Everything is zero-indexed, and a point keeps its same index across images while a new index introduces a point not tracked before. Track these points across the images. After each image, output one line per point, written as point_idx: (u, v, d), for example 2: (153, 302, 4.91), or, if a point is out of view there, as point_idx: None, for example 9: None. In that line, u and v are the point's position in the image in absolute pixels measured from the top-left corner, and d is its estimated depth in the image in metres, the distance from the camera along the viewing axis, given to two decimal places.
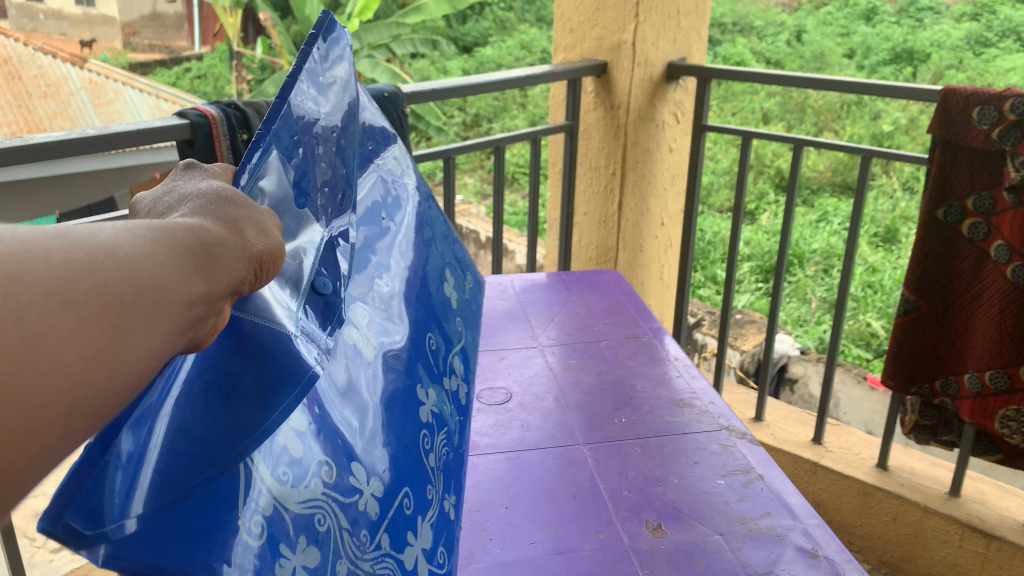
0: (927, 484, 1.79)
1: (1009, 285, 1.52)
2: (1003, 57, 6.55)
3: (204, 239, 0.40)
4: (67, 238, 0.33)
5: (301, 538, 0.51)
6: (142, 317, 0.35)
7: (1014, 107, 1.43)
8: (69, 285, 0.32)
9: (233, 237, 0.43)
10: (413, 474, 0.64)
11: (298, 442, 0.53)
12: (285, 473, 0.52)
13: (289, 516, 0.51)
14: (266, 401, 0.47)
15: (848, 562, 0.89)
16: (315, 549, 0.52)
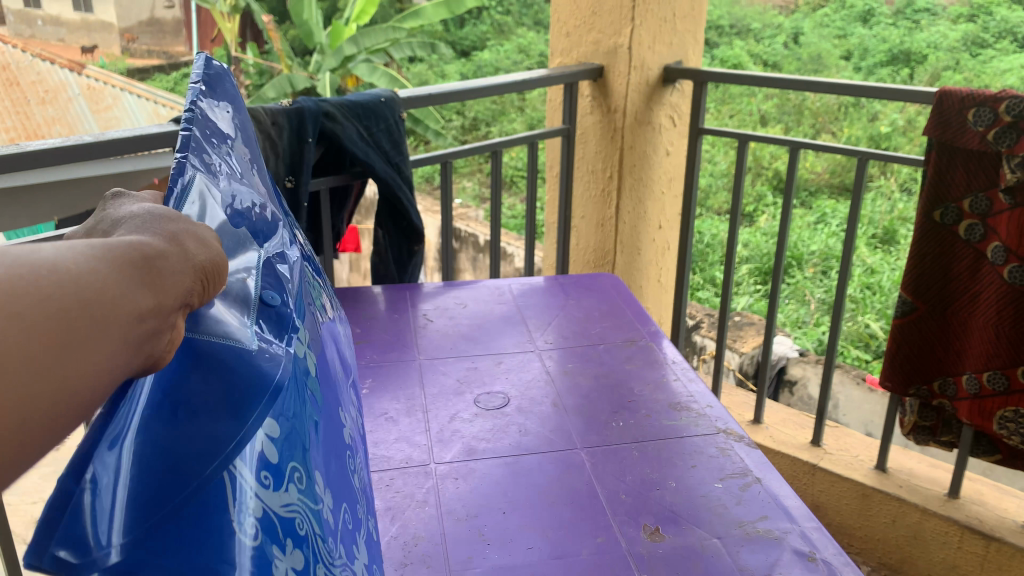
0: (926, 486, 1.79)
1: (1006, 287, 1.53)
2: (1000, 58, 6.56)
3: (142, 254, 0.43)
4: (6, 261, 0.37)
5: (287, 540, 0.52)
6: (81, 330, 0.38)
7: (1009, 109, 1.42)
8: (9, 302, 0.36)
9: (172, 249, 0.45)
10: (348, 489, 0.64)
11: (274, 447, 0.53)
12: (265, 478, 0.51)
13: (275, 516, 0.51)
14: (238, 415, 0.49)
15: (845, 565, 0.89)
16: (301, 548, 0.52)
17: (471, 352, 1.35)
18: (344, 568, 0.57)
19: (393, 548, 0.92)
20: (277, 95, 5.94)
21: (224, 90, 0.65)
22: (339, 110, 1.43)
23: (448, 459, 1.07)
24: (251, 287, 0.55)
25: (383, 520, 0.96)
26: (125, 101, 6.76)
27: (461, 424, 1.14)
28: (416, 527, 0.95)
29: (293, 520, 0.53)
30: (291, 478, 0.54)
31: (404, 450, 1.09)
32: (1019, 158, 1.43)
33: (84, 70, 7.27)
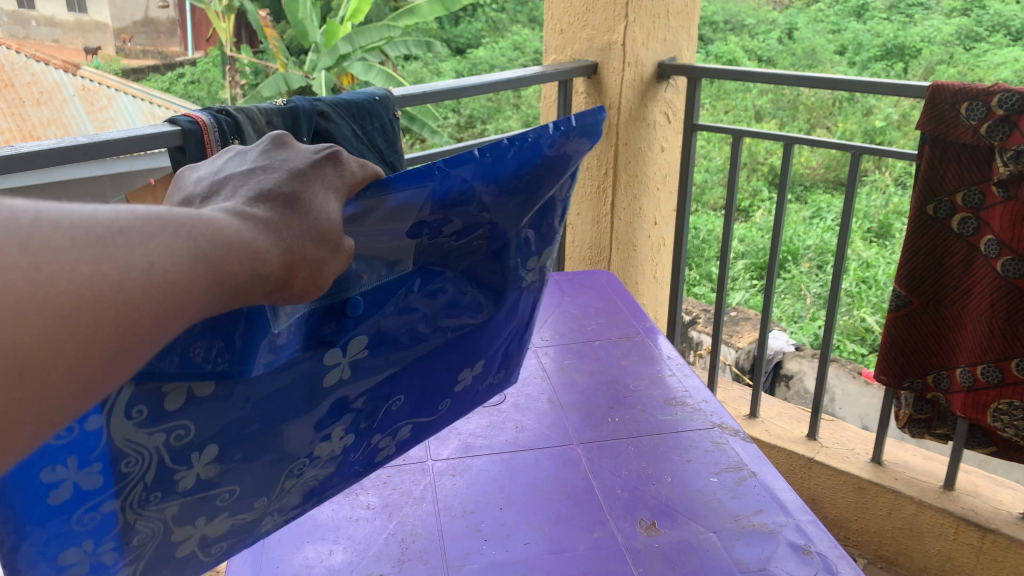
0: (921, 478, 1.80)
1: (1000, 280, 1.53)
2: (994, 52, 6.58)
3: (248, 267, 0.46)
4: (99, 256, 0.37)
5: (97, 462, 0.55)
6: (145, 334, 0.39)
7: (1002, 102, 1.43)
8: (80, 307, 0.36)
9: (279, 273, 0.49)
10: (257, 486, 0.67)
11: (180, 398, 0.57)
12: (138, 414, 0.55)
13: (110, 441, 0.55)
14: (185, 358, 0.56)
15: (840, 558, 0.90)
16: (98, 475, 0.56)
17: None
18: (143, 522, 0.60)
19: (391, 544, 0.92)
20: (272, 92, 5.94)
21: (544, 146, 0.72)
22: (332, 107, 1.37)
23: (445, 456, 1.08)
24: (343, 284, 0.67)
25: (380, 517, 0.96)
26: (120, 102, 6.76)
27: (458, 421, 1.15)
28: (413, 523, 0.95)
29: (130, 451, 0.56)
30: (176, 439, 0.59)
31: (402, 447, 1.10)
32: (1011, 151, 1.44)
33: (78, 70, 7.26)
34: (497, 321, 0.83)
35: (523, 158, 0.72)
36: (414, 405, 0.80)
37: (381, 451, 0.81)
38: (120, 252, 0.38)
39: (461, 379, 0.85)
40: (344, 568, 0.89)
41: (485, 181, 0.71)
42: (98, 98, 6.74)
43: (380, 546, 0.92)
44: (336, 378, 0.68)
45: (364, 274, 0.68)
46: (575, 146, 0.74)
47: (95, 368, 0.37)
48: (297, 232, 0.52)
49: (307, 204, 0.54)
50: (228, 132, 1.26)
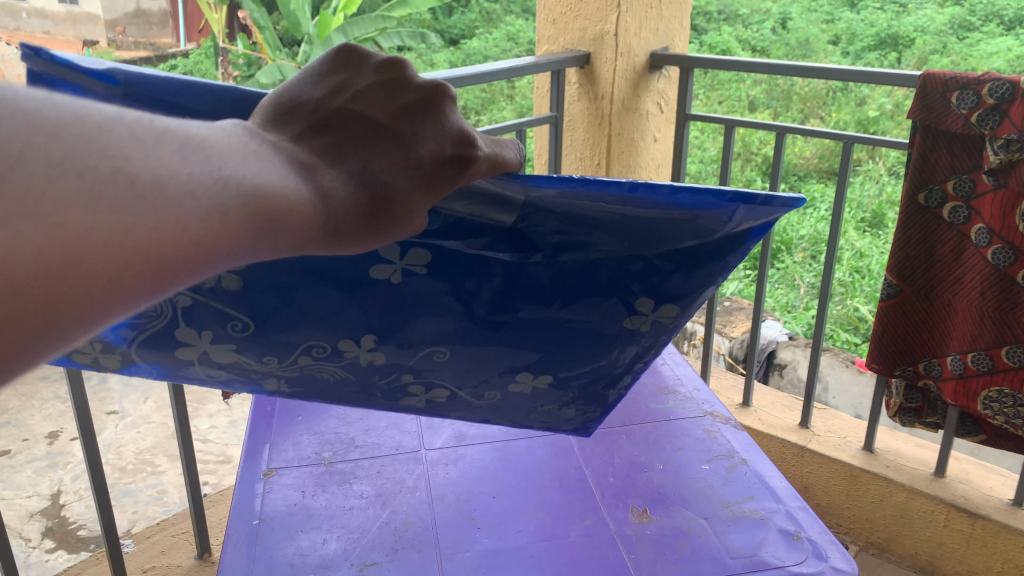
0: (913, 466, 1.82)
1: (991, 268, 1.54)
2: (987, 41, 6.59)
3: (296, 233, 0.48)
4: (161, 222, 0.39)
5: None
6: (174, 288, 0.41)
7: (993, 91, 1.44)
8: (130, 263, 0.38)
9: (327, 240, 0.52)
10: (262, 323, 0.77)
11: None
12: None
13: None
14: None
15: (830, 543, 0.91)
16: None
17: None
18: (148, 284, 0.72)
19: (384, 533, 0.93)
20: (267, 81, 5.92)
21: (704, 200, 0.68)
22: None
23: (438, 445, 1.08)
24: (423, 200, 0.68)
25: (373, 506, 0.97)
26: None
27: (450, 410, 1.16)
28: (407, 512, 0.96)
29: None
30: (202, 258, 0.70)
31: (395, 437, 1.10)
32: (1002, 140, 1.45)
33: None
34: (576, 344, 0.83)
35: (701, 205, 0.69)
36: (461, 373, 0.85)
37: (410, 393, 0.88)
38: (181, 214, 0.40)
39: (515, 380, 0.86)
40: (339, 557, 0.89)
41: (648, 204, 0.69)
42: None
43: (374, 534, 0.93)
44: (383, 275, 0.74)
45: (460, 200, 0.66)
46: (754, 216, 0.70)
47: (119, 317, 0.39)
48: (371, 208, 0.54)
49: (402, 179, 0.55)
50: None
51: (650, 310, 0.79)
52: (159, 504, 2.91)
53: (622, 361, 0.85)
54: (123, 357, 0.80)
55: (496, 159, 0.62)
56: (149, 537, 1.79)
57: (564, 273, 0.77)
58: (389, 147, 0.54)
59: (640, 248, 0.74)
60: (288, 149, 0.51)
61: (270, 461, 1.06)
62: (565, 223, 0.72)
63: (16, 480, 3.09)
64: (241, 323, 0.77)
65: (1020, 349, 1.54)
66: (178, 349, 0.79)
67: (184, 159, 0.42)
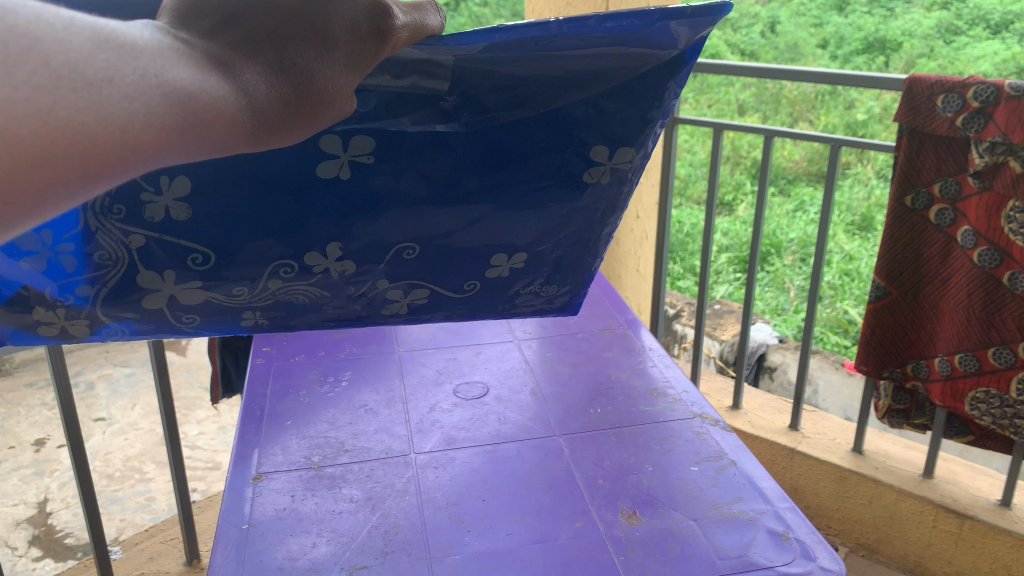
0: (901, 467, 1.83)
1: (977, 270, 1.55)
2: (973, 45, 6.65)
3: (230, 133, 0.43)
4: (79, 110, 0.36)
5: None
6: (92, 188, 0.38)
7: (977, 94, 1.45)
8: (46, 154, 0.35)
9: (259, 141, 0.46)
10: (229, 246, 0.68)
11: None
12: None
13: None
14: None
15: (817, 544, 0.91)
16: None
17: (450, 344, 1.37)
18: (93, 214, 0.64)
19: (373, 537, 0.92)
20: None
21: (637, 18, 0.65)
22: None
23: (428, 449, 1.08)
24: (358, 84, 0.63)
25: (363, 510, 0.97)
26: None
27: (441, 414, 1.16)
28: (396, 515, 0.96)
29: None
30: (148, 178, 0.64)
31: (384, 441, 1.10)
32: (987, 143, 1.46)
33: None
34: (546, 216, 0.75)
35: (630, 29, 0.65)
36: (437, 266, 0.75)
37: (390, 305, 0.77)
38: (91, 109, 0.36)
39: (491, 266, 0.77)
40: (328, 561, 0.89)
41: (582, 39, 0.65)
42: None
43: (364, 538, 0.92)
44: (332, 173, 0.67)
45: (389, 72, 0.63)
46: (686, 33, 0.67)
47: (28, 216, 0.37)
48: (306, 105, 0.47)
49: (333, 67, 0.48)
50: None
51: (608, 158, 0.73)
52: (148, 511, 2.90)
53: (594, 224, 0.78)
54: (89, 321, 0.70)
55: (415, 26, 0.56)
56: (138, 543, 1.79)
57: (516, 132, 0.70)
58: (313, 31, 0.47)
59: (580, 93, 0.69)
60: (198, 39, 0.43)
61: (259, 466, 1.05)
62: (500, 81, 0.67)
63: (2, 488, 3.07)
64: (202, 254, 0.68)
65: (1007, 351, 1.55)
66: (142, 299, 0.69)
67: (98, 44, 0.37)
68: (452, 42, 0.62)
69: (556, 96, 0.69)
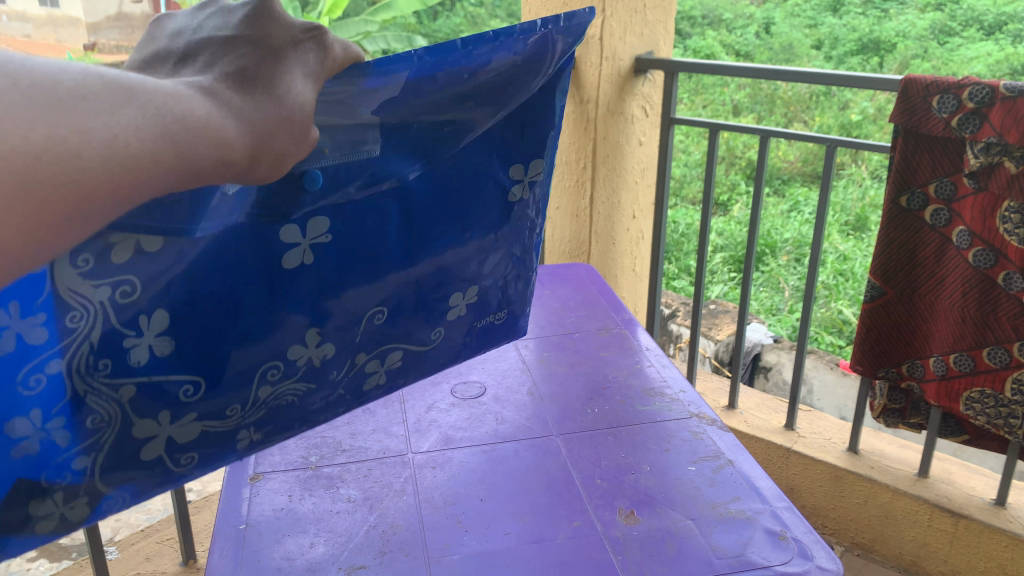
0: (896, 466, 1.83)
1: (972, 270, 1.56)
2: (967, 46, 6.68)
3: (214, 151, 0.47)
4: (61, 134, 0.40)
5: (44, 317, 0.56)
6: (87, 218, 0.42)
7: (972, 95, 1.46)
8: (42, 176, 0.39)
9: (242, 158, 0.50)
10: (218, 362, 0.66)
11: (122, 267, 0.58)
12: (85, 263, 0.56)
13: (56, 290, 0.55)
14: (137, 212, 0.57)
15: (814, 543, 0.91)
16: (44, 329, 0.56)
17: None
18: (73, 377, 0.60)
19: (372, 537, 0.92)
20: None
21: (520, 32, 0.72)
22: None
23: (426, 448, 1.08)
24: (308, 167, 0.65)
25: (360, 510, 0.97)
26: None
27: (438, 414, 1.16)
28: (394, 515, 0.96)
29: (79, 322, 0.57)
30: (126, 323, 0.60)
31: (382, 441, 1.10)
32: (981, 144, 1.47)
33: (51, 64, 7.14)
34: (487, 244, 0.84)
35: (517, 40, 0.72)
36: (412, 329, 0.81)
37: (369, 378, 0.80)
38: (73, 130, 0.40)
39: (451, 306, 0.83)
40: (326, 561, 0.89)
41: (480, 59, 0.70)
42: None
43: (362, 539, 0.92)
44: (297, 261, 0.68)
45: (327, 146, 0.66)
46: (564, 37, 0.76)
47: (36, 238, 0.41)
48: (279, 125, 0.51)
49: (290, 87, 0.52)
50: None
51: (523, 175, 0.84)
52: (142, 512, 2.90)
53: (526, 238, 0.88)
54: (90, 495, 0.64)
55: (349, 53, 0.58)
56: (133, 545, 1.78)
57: (439, 174, 0.77)
58: (264, 59, 0.51)
59: (484, 109, 0.76)
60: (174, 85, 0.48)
61: (256, 466, 1.05)
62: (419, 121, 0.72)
63: None
64: (193, 384, 0.66)
65: (1001, 351, 1.55)
66: (140, 452, 0.65)
67: (78, 80, 0.42)
68: (374, 86, 0.64)
69: (464, 119, 0.76)
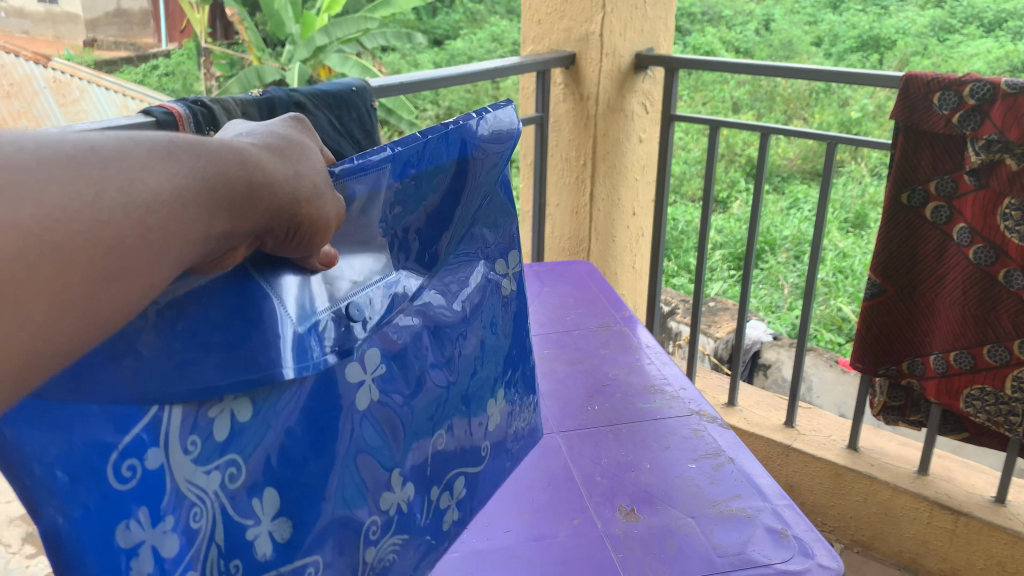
0: (896, 464, 1.83)
1: (972, 267, 1.56)
2: (967, 43, 6.68)
3: (256, 201, 0.44)
4: (107, 171, 0.36)
5: (171, 516, 0.47)
6: (143, 273, 0.37)
7: (973, 92, 1.45)
8: (97, 218, 0.35)
9: (283, 215, 0.46)
10: (331, 534, 0.55)
11: (228, 424, 0.49)
12: (194, 446, 0.47)
13: (172, 486, 0.47)
14: (224, 368, 0.48)
15: (816, 541, 0.91)
16: (175, 536, 0.47)
17: None
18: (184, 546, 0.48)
19: None
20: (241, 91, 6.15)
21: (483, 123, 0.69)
22: (309, 99, 1.46)
23: None
24: (347, 291, 0.56)
25: None
26: (92, 94, 6.62)
27: None
28: None
29: (196, 447, 0.47)
30: (234, 491, 0.50)
31: None
32: (982, 140, 1.46)
33: (50, 62, 7.15)
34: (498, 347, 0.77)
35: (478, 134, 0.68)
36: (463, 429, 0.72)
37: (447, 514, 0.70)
38: (125, 173, 0.37)
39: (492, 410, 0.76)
40: None
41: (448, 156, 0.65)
42: (70, 89, 6.56)
43: None
44: (366, 401, 0.57)
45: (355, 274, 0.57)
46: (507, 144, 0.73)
47: (89, 300, 0.35)
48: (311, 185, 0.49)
49: (310, 156, 0.51)
50: (205, 123, 1.30)
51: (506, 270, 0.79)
52: None
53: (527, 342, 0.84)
54: None
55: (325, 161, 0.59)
56: None
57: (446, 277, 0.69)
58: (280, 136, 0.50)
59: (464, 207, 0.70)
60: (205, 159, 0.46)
61: None
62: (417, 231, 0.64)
63: None
64: (285, 532, 0.53)
65: (1002, 348, 1.55)
66: None
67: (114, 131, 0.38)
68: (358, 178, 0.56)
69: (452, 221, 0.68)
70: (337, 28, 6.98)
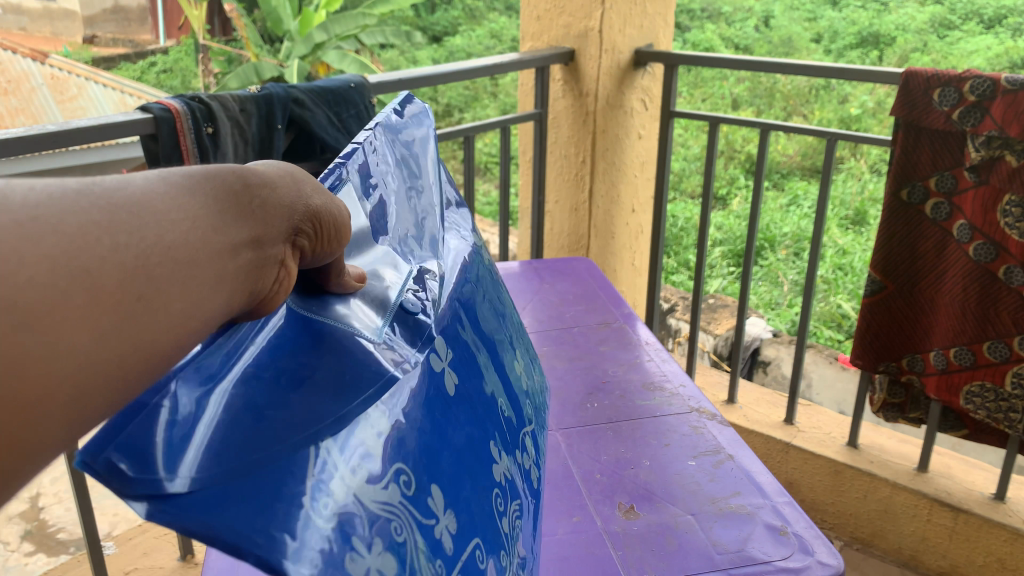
0: (896, 461, 1.83)
1: (972, 264, 1.55)
2: (967, 39, 6.67)
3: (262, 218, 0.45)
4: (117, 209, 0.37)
5: (379, 538, 0.49)
6: (175, 303, 0.38)
7: (973, 88, 1.45)
8: (117, 253, 0.35)
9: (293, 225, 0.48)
10: (482, 528, 0.62)
11: (377, 440, 0.54)
12: (360, 469, 0.51)
13: (367, 507, 0.50)
14: (342, 397, 0.50)
15: (816, 538, 0.91)
16: (395, 555, 0.49)
17: None
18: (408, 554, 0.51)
19: None
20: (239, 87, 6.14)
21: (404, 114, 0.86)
22: (308, 96, 1.47)
23: None
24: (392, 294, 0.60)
25: None
26: (90, 91, 6.60)
27: None
28: None
29: (359, 471, 0.51)
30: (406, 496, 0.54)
31: None
32: (983, 137, 1.46)
33: (47, 58, 7.13)
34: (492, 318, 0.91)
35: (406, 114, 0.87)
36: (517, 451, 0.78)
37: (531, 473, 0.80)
38: (133, 209, 0.37)
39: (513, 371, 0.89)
40: None
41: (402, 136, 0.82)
42: (68, 86, 6.55)
43: None
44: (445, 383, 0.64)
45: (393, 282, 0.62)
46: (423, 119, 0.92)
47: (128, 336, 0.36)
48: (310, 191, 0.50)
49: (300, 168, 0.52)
50: (202, 120, 1.30)
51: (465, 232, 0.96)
52: None
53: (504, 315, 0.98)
54: None
55: None
56: (130, 539, 1.78)
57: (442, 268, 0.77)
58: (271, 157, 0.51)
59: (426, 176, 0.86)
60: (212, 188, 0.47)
61: None
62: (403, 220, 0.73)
63: None
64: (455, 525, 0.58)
65: (1001, 345, 1.55)
66: None
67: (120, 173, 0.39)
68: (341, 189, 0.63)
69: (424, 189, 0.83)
70: (336, 24, 6.97)
